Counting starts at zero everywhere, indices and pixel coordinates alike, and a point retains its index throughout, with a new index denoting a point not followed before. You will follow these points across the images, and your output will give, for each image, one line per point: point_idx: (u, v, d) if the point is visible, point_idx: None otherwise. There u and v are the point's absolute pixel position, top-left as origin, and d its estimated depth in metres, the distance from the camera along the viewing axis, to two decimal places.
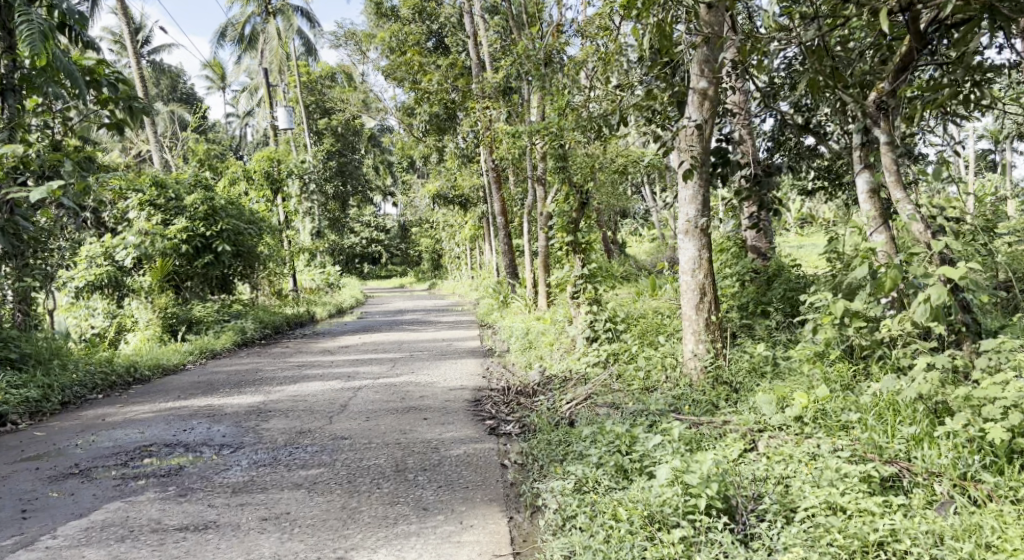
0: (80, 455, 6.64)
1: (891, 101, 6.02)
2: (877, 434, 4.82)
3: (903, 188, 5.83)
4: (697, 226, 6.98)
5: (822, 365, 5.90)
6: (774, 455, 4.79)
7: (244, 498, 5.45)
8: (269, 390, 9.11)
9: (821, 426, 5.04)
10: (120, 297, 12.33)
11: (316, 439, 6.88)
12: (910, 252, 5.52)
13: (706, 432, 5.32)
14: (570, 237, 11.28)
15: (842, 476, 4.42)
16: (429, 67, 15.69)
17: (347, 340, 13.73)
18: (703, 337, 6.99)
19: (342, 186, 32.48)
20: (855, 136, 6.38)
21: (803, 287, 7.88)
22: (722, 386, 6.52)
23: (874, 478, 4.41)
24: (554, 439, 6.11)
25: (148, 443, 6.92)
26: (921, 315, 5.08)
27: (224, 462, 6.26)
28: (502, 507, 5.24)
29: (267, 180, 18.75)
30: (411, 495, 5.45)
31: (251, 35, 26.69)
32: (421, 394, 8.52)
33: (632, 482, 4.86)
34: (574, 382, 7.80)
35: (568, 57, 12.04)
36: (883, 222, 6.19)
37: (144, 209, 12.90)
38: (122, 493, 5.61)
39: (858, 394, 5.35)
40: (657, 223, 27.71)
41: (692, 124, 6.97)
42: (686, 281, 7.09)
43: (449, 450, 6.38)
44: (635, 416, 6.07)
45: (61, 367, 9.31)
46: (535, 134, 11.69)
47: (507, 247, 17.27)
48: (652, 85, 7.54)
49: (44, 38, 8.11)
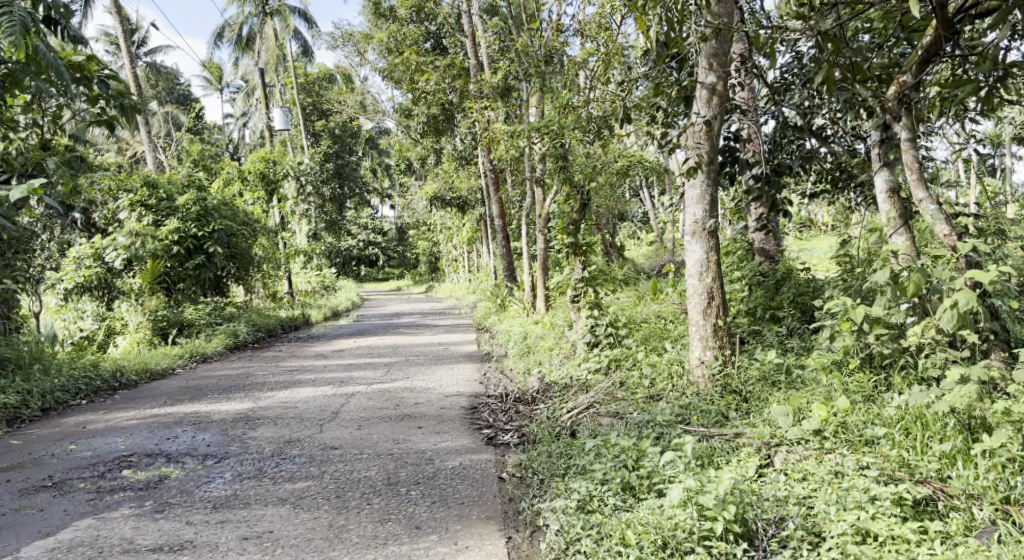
0: (56, 467, 6.30)
1: (914, 94, 5.67)
2: (906, 451, 4.51)
3: (926, 187, 5.56)
4: (705, 228, 6.64)
5: (840, 375, 5.58)
6: (794, 473, 4.47)
7: (225, 515, 5.12)
8: (259, 397, 8.75)
9: (843, 441, 4.72)
10: (110, 299, 12.01)
11: (305, 448, 6.54)
12: (934, 254, 5.20)
13: (718, 446, 5.00)
14: (569, 239, 10.62)
15: (871, 499, 4.11)
16: (428, 66, 15.38)
17: (341, 344, 13.33)
18: (711, 344, 6.65)
19: (340, 188, 32.18)
20: (874, 134, 6.04)
21: (814, 292, 7.57)
22: (731, 395, 6.21)
23: (907, 501, 4.09)
24: (555, 451, 5.79)
25: (128, 453, 6.57)
26: (949, 322, 4.76)
27: (208, 475, 5.93)
28: (500, 526, 4.92)
29: (262, 181, 18.48)
30: (403, 512, 5.12)
31: (248, 36, 26.34)
32: (416, 401, 8.19)
33: (641, 501, 4.55)
34: (574, 390, 7.47)
35: (568, 56, 11.76)
36: (904, 222, 5.82)
37: (135, 210, 12.58)
38: (95, 508, 5.27)
39: (883, 406, 5.04)
40: (656, 227, 27.41)
41: (700, 120, 6.60)
42: (692, 284, 6.74)
43: (444, 462, 6.06)
44: (640, 428, 5.76)
45: (42, 372, 8.99)
46: (534, 134, 11.38)
47: (505, 251, 16.91)
48: (658, 79, 7.22)
49: (24, 32, 7.43)
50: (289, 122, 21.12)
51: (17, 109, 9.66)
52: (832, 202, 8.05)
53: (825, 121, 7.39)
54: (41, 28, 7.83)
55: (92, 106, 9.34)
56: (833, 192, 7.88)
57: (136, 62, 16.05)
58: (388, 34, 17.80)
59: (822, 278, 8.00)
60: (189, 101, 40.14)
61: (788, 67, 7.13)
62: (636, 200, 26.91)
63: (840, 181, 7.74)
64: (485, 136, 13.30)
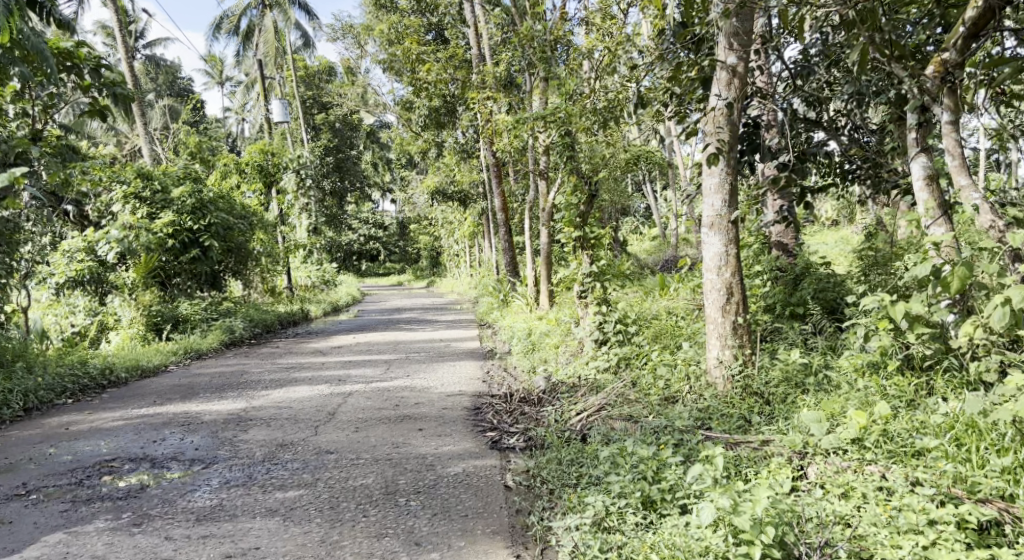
0: (32, 473, 5.89)
1: (959, 72, 5.25)
2: (961, 464, 4.12)
3: (969, 173, 5.19)
4: (724, 219, 6.20)
5: (877, 378, 5.18)
6: (833, 488, 4.12)
7: (208, 529, 4.73)
8: (253, 396, 8.33)
9: (886, 451, 4.34)
10: (103, 294, 11.65)
11: (299, 453, 6.14)
12: (980, 247, 4.78)
13: (745, 455, 4.61)
14: (577, 232, 10.04)
15: (931, 522, 3.75)
16: (431, 57, 14.89)
17: (340, 340, 12.89)
18: (730, 342, 6.24)
19: (341, 182, 31.59)
20: (911, 115, 5.51)
21: (837, 287, 7.15)
22: (752, 398, 5.81)
23: (971, 524, 3.73)
24: (566, 458, 5.39)
25: (110, 458, 6.16)
26: (1001, 320, 4.35)
27: (193, 482, 5.52)
28: (508, 542, 4.52)
29: (260, 173, 17.90)
30: (402, 525, 4.72)
31: (247, 28, 25.85)
32: (416, 401, 7.77)
33: (663, 519, 4.26)
34: (584, 391, 7.04)
35: (574, 45, 11.29)
36: (944, 212, 5.38)
37: (128, 202, 12.14)
38: (69, 521, 4.89)
39: (928, 412, 4.65)
40: (659, 222, 27.00)
41: (721, 104, 6.16)
42: (709, 279, 6.32)
43: (446, 468, 5.65)
44: (657, 434, 5.35)
45: (25, 371, 8.59)
46: (540, 123, 10.90)
47: (507, 245, 16.17)
48: (677, 61, 6.75)
49: (8, 14, 6.67)
50: (289, 114, 20.56)
51: (6, 99, 9.33)
52: (839, 196, 7.67)
53: (834, 113, 7.00)
54: (27, 10, 7.13)
55: (83, 96, 8.91)
56: (840, 185, 7.46)
57: (133, 53, 15.47)
58: (388, 25, 17.30)
59: (844, 273, 7.57)
60: (189, 94, 39.50)
61: (813, 46, 6.69)
62: (639, 194, 26.50)
63: (852, 174, 7.36)
64: (487, 128, 12.82)
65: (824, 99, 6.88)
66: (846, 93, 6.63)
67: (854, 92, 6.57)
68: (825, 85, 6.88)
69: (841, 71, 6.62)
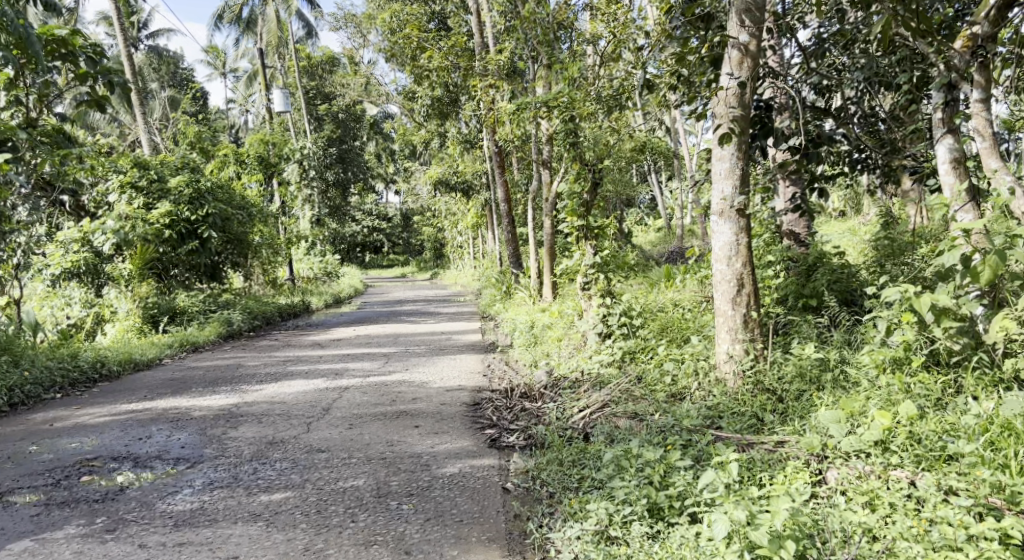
0: (7, 473, 5.60)
1: (989, 45, 4.97)
2: (998, 471, 3.83)
3: (1000, 156, 4.94)
4: (734, 206, 5.86)
5: (900, 375, 4.86)
6: (857, 497, 3.86)
7: (187, 536, 4.44)
8: (246, 391, 8.03)
9: (914, 456, 4.07)
10: (99, 286, 11.34)
11: (289, 451, 5.85)
12: (1012, 233, 4.45)
13: (760, 458, 4.33)
14: (581, 220, 9.63)
15: (970, 538, 3.47)
16: (432, 44, 14.51)
17: (339, 332, 12.60)
18: (741, 337, 5.90)
19: (343, 172, 30.93)
20: (937, 92, 5.29)
21: (853, 278, 6.84)
22: (765, 395, 5.51)
23: (1014, 539, 3.45)
24: (568, 458, 5.09)
25: (91, 457, 5.86)
26: None
27: (175, 483, 5.23)
28: (505, 552, 4.23)
29: (261, 163, 17.54)
30: (393, 531, 4.43)
31: (249, 17, 25.47)
32: (413, 397, 7.46)
33: (672, 529, 3.98)
34: (586, 386, 6.70)
35: (580, 31, 10.92)
36: (972, 197, 5.05)
37: (125, 192, 11.80)
38: (39, 527, 4.59)
39: (956, 413, 4.37)
40: (664, 212, 26.66)
41: (732, 83, 5.82)
42: (719, 270, 5.99)
43: (442, 469, 5.35)
44: (664, 434, 5.05)
45: (12, 364, 8.30)
46: (542, 110, 10.50)
47: (507, 238, 15.48)
48: (688, 41, 6.42)
49: None
50: (290, 102, 20.16)
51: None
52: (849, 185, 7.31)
53: (846, 100, 6.70)
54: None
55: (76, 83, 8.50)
56: (851, 174, 7.07)
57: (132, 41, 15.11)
58: (391, 13, 16.93)
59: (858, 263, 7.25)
60: (190, 84, 39.10)
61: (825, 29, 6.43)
62: (644, 186, 26.17)
63: (862, 163, 6.90)
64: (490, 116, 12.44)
65: (834, 86, 6.57)
66: (857, 78, 6.30)
67: (866, 76, 6.25)
68: (836, 72, 6.58)
69: (854, 55, 6.30)
